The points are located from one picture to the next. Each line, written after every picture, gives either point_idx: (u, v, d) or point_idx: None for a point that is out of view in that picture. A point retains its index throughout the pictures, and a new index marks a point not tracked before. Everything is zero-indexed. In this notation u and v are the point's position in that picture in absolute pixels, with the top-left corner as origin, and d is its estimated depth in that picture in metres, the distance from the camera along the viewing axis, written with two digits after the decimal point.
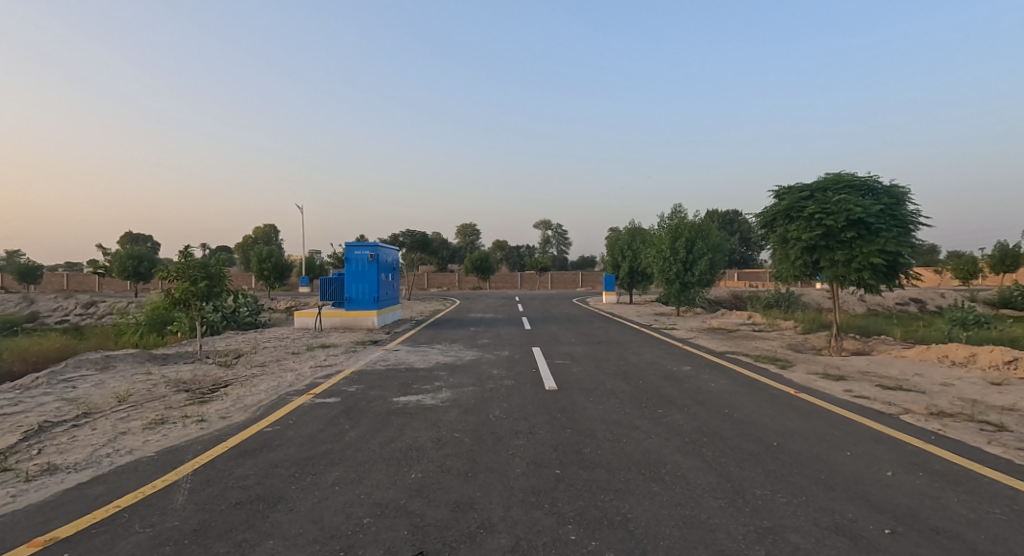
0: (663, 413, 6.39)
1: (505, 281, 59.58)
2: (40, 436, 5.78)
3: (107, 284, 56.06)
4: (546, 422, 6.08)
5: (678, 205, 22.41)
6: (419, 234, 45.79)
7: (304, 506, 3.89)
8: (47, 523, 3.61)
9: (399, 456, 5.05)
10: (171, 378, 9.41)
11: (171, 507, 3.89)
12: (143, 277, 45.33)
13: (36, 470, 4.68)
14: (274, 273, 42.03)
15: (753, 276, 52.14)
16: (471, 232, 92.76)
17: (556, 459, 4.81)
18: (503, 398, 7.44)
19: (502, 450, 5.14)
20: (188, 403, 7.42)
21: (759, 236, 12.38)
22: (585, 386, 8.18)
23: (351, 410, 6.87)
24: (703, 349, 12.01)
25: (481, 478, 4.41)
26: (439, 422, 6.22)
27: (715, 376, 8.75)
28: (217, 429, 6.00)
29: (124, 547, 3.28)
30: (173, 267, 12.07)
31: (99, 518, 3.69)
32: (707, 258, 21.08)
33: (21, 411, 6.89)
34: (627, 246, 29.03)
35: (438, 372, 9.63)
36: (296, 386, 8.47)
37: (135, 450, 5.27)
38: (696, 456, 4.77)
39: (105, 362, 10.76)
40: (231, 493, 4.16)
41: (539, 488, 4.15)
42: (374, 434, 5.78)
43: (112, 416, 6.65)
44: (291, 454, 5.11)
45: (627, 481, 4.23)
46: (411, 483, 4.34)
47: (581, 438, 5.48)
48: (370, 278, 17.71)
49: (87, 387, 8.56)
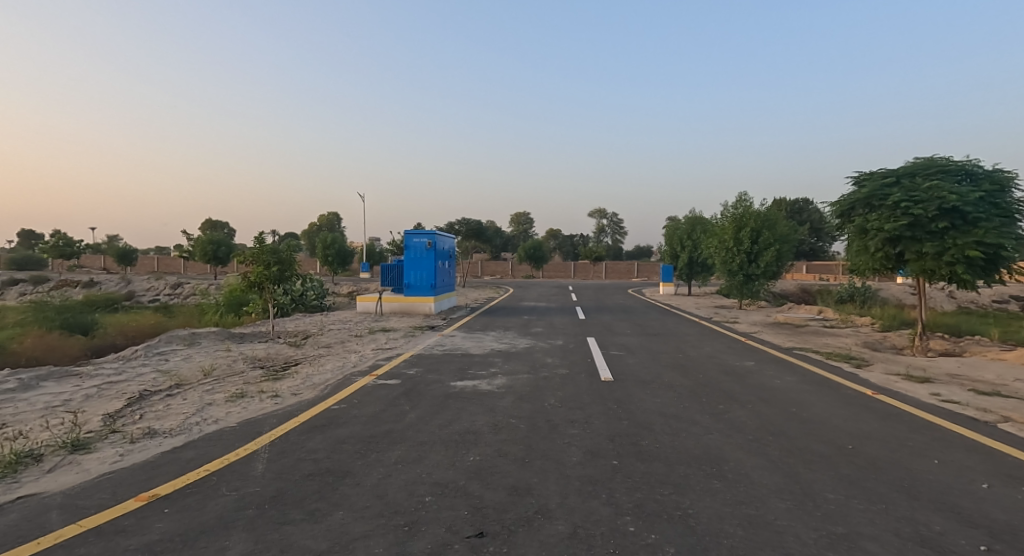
0: (724, 409, 6.18)
1: (558, 270, 59.23)
2: (140, 403, 6.35)
3: (191, 265, 60.54)
4: (602, 412, 6.03)
5: (743, 194, 21.33)
6: (474, 223, 46.90)
7: (370, 482, 4.08)
8: (148, 481, 3.97)
9: (456, 439, 5.17)
10: (247, 354, 10.12)
11: (251, 474, 4.18)
12: (222, 261, 48.38)
13: (138, 433, 5.16)
14: (337, 259, 43.96)
15: (825, 269, 49.65)
16: (524, 221, 92.61)
17: (613, 450, 4.78)
18: (558, 387, 7.45)
19: (557, 439, 5.14)
20: (263, 379, 7.95)
21: (835, 226, 11.65)
22: (642, 377, 8.03)
23: (411, 392, 7.11)
24: (768, 344, 11.51)
25: (537, 465, 4.45)
26: (494, 408, 6.31)
27: (781, 372, 8.36)
28: (289, 405, 6.39)
29: (213, 507, 3.55)
30: (250, 251, 12.89)
31: (192, 479, 4.03)
32: (775, 249, 20.02)
33: (124, 379, 7.62)
34: (687, 236, 28.18)
35: (493, 358, 9.76)
36: (360, 367, 8.86)
37: (220, 420, 5.70)
38: (761, 455, 4.59)
39: (191, 338, 11.66)
40: (304, 465, 4.42)
41: (595, 478, 4.14)
42: (432, 416, 5.95)
43: (199, 388, 7.22)
44: (356, 431, 5.36)
45: (686, 476, 4.14)
46: (469, 466, 4.45)
47: (637, 430, 5.40)
48: (428, 265, 18.09)
49: (177, 361, 9.35)
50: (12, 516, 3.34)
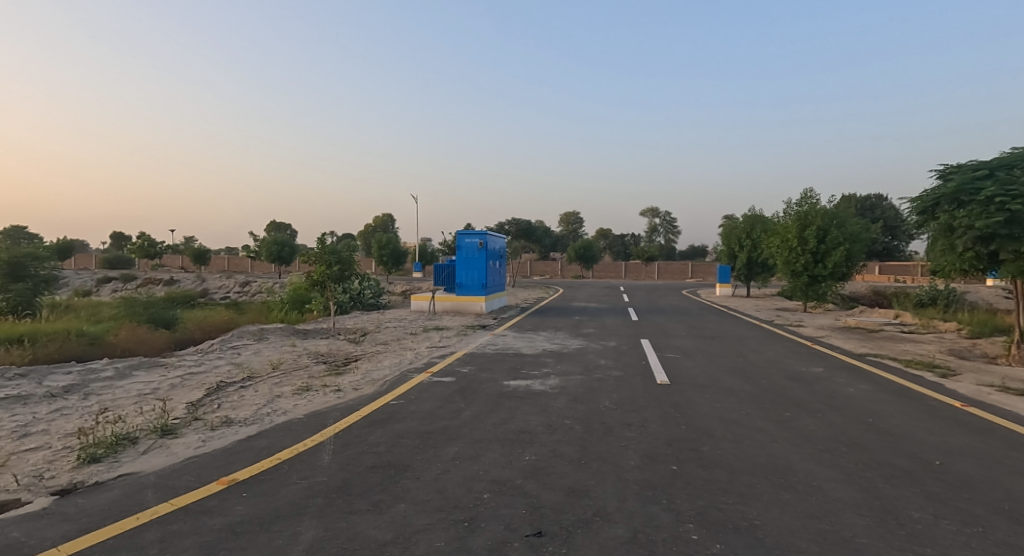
0: (791, 417, 5.88)
1: (609, 270, 58.46)
2: (218, 393, 6.78)
3: (258, 265, 63.94)
4: (659, 416, 5.89)
5: (809, 190, 20.24)
6: (524, 222, 47.41)
7: (429, 476, 4.17)
8: (228, 466, 4.24)
9: (511, 437, 5.20)
10: (311, 350, 10.61)
11: (319, 464, 4.37)
12: (286, 261, 50.77)
13: (217, 421, 5.51)
14: (391, 259, 45.26)
15: (902, 269, 46.36)
16: (574, 219, 91.67)
17: (672, 455, 4.66)
18: (612, 388, 7.33)
19: (613, 441, 5.06)
20: (326, 373, 8.31)
21: (915, 223, 10.87)
22: (700, 382, 7.78)
23: (465, 390, 7.21)
24: (837, 349, 10.87)
25: (594, 467, 4.41)
26: (548, 408, 6.29)
27: (853, 380, 7.87)
28: (351, 399, 6.64)
29: (285, 494, 3.74)
30: (312, 252, 13.47)
31: (266, 466, 4.27)
32: (844, 248, 18.88)
33: (203, 371, 8.17)
34: (745, 235, 27.09)
35: (545, 359, 9.74)
36: (415, 364, 9.08)
37: (288, 411, 6.00)
38: (834, 467, 4.34)
39: (260, 333, 12.34)
40: (366, 457, 4.58)
41: (654, 483, 4.05)
42: (487, 414, 6.01)
43: (269, 381, 7.64)
44: (414, 426, 5.49)
45: (751, 486, 3.98)
46: (525, 465, 4.45)
47: (697, 435, 5.24)
48: (480, 265, 18.29)
49: (249, 355, 9.93)
50: (114, 492, 3.65)
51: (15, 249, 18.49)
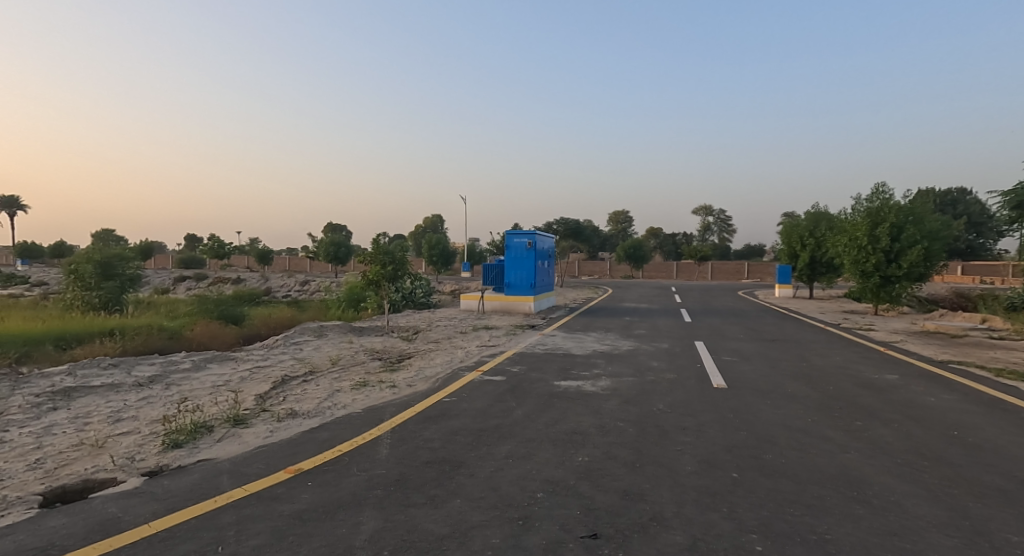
0: (863, 426, 5.53)
1: (661, 270, 57.17)
2: (283, 386, 7.12)
3: (317, 265, 66.60)
4: (717, 421, 5.69)
5: (881, 185, 19.00)
6: (573, 222, 47.11)
7: (483, 473, 4.20)
8: (294, 456, 4.43)
9: (563, 438, 5.16)
10: (367, 347, 10.95)
11: (377, 457, 4.50)
12: (342, 261, 52.59)
13: (283, 412, 5.77)
14: (441, 259, 46.04)
15: (988, 269, 42.76)
16: (623, 219, 90.17)
17: (732, 462, 4.48)
18: (666, 391, 7.15)
19: (669, 445, 4.93)
20: (382, 370, 8.56)
21: (1008, 219, 10.01)
22: (760, 387, 7.45)
23: (516, 389, 7.23)
24: (913, 355, 10.15)
25: (649, 471, 4.30)
26: (600, 409, 6.21)
27: (933, 389, 7.31)
28: (406, 395, 6.79)
29: (347, 484, 3.87)
30: (368, 252, 13.89)
31: (329, 457, 4.43)
32: (921, 247, 17.62)
33: (270, 365, 8.61)
34: (808, 233, 25.79)
35: (596, 360, 9.62)
36: (466, 362, 9.20)
37: (348, 405, 6.22)
38: (913, 482, 4.05)
39: (320, 330, 12.86)
40: (422, 452, 4.66)
41: (714, 490, 3.91)
42: (538, 414, 5.99)
43: (329, 375, 7.94)
44: (467, 424, 5.55)
45: (821, 498, 3.76)
46: (578, 466, 4.41)
47: (759, 442, 5.02)
48: (528, 265, 18.30)
49: (310, 350, 10.38)
50: (194, 476, 3.89)
51: (105, 250, 20.14)
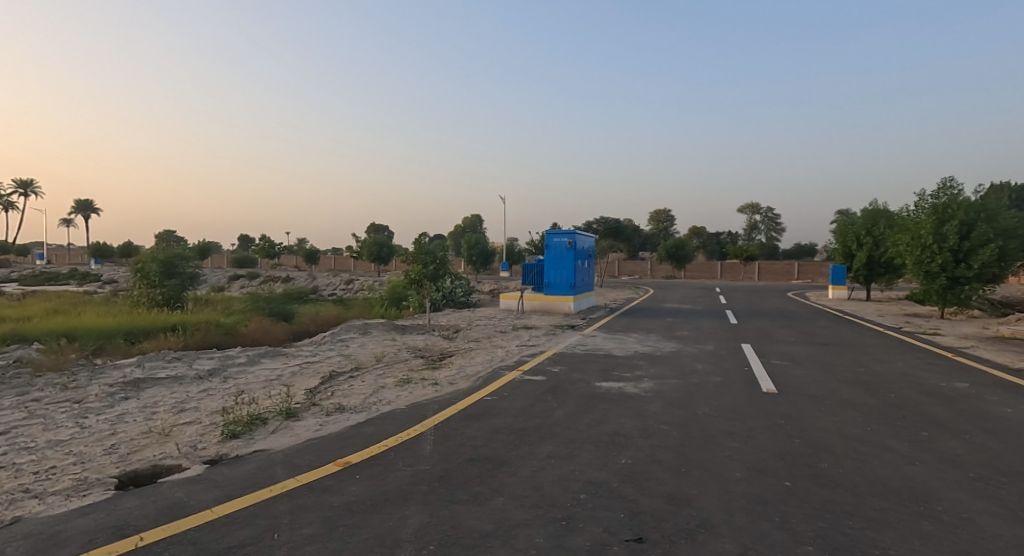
0: (928, 437, 5.22)
1: (704, 270, 55.76)
2: (331, 381, 7.35)
3: (361, 264, 68.31)
4: (767, 428, 5.50)
5: (948, 180, 17.86)
6: (613, 221, 46.55)
7: (525, 473, 4.20)
8: (342, 449, 4.57)
9: (606, 439, 5.11)
10: (410, 344, 11.16)
11: (421, 453, 4.58)
12: (385, 260, 53.73)
13: (331, 407, 5.96)
14: (480, 259, 46.39)
15: None
16: (664, 218, 88.36)
17: (783, 470, 4.32)
18: (712, 395, 6.96)
19: (716, 450, 4.80)
20: (424, 367, 8.71)
21: None
22: (813, 392, 7.15)
23: (557, 389, 7.20)
24: (983, 363, 9.51)
25: (696, 476, 4.21)
26: (643, 411, 6.11)
27: (1007, 399, 6.83)
28: (448, 393, 6.88)
29: (393, 479, 3.95)
30: (410, 252, 14.14)
31: (376, 451, 4.55)
32: (993, 246, 16.47)
33: (318, 360, 8.91)
34: (866, 232, 24.55)
35: (638, 361, 9.47)
36: (507, 361, 9.24)
37: (392, 401, 6.35)
38: (985, 498, 3.79)
39: (364, 327, 13.19)
40: (465, 449, 4.72)
41: (765, 498, 3.78)
42: (579, 415, 5.95)
43: (374, 372, 8.15)
44: (509, 423, 5.57)
45: (882, 511, 3.58)
46: (622, 468, 4.35)
47: (813, 450, 4.82)
48: (568, 264, 18.19)
49: (355, 347, 10.67)
50: (251, 465, 4.07)
51: (170, 249, 21.26)
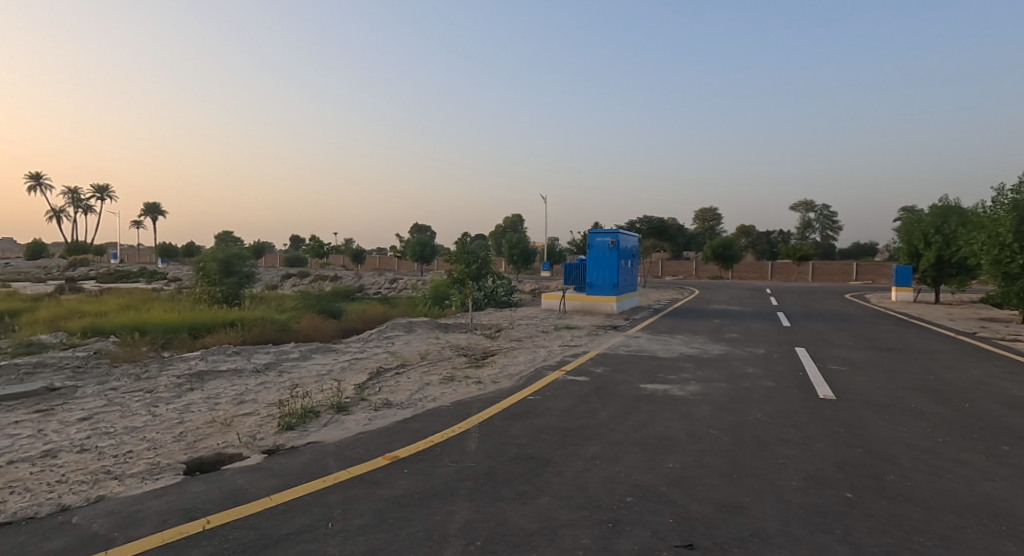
0: (1006, 451, 4.87)
1: (754, 270, 53.86)
2: (378, 377, 7.55)
3: (405, 263, 69.75)
4: (825, 436, 5.26)
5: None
6: (657, 220, 45.60)
7: (570, 473, 4.19)
8: (391, 444, 4.69)
9: (652, 442, 5.03)
10: (453, 343, 11.32)
11: (466, 450, 4.63)
12: (428, 260, 54.69)
13: (379, 402, 6.12)
14: (521, 259, 46.46)
15: None
16: (710, 216, 85.92)
17: (843, 481, 4.13)
18: (764, 400, 6.73)
19: (769, 457, 4.64)
20: (467, 366, 8.81)
21: None
22: (875, 400, 6.79)
23: (600, 390, 7.13)
24: None
25: (748, 483, 4.08)
26: (691, 415, 5.97)
27: None
28: (492, 391, 6.93)
29: (439, 474, 4.02)
30: (453, 252, 14.32)
31: (423, 447, 4.64)
32: None
33: (365, 357, 9.17)
34: (934, 230, 23.07)
35: (684, 363, 9.25)
36: (549, 361, 9.22)
37: (437, 398, 6.46)
38: None
39: (409, 325, 13.47)
40: (509, 448, 4.74)
41: (824, 509, 3.63)
42: (624, 417, 5.87)
43: (419, 369, 8.31)
44: (552, 423, 5.56)
45: (954, 528, 3.37)
46: (669, 472, 4.27)
47: (876, 461, 4.58)
48: (611, 264, 17.96)
49: (400, 344, 10.92)
50: (305, 457, 4.23)
51: (228, 250, 22.34)
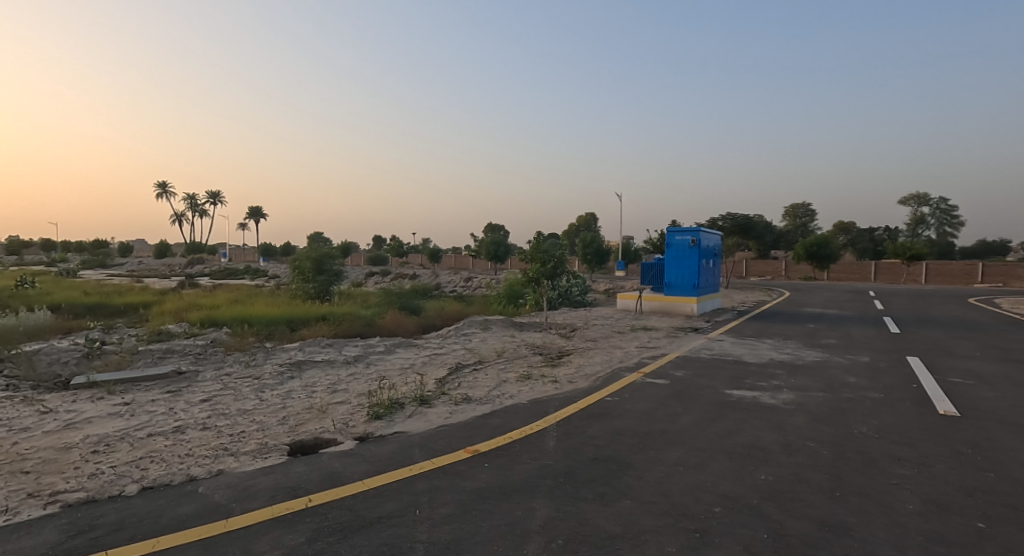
0: None
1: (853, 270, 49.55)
2: (458, 372, 7.76)
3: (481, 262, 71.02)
4: (944, 456, 4.74)
5: None
6: (741, 216, 43.18)
7: (653, 478, 4.08)
8: (472, 438, 4.80)
9: (741, 452, 4.78)
10: (528, 341, 11.39)
11: (546, 448, 4.64)
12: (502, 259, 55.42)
13: (459, 397, 6.30)
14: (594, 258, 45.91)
15: None
16: (802, 213, 80.04)
17: (968, 508, 3.71)
18: (869, 413, 6.18)
19: (878, 476, 4.26)
20: (543, 364, 8.83)
21: None
22: (1007, 419, 6.02)
23: (682, 394, 6.88)
24: None
25: (853, 502, 3.77)
26: (783, 425, 5.60)
27: None
28: (569, 390, 6.90)
29: (520, 471, 4.06)
30: (527, 251, 14.40)
31: (503, 443, 4.71)
32: None
33: (444, 352, 9.46)
34: None
35: (775, 370, 8.69)
36: (627, 363, 9.03)
37: (515, 396, 6.54)
38: None
39: (485, 323, 13.73)
40: (588, 448, 4.70)
41: (945, 538, 3.28)
42: (709, 423, 5.62)
43: (496, 366, 8.45)
44: (632, 425, 5.44)
45: None
46: (761, 485, 4.04)
47: (1008, 489, 4.07)
48: (691, 264, 17.27)
49: (477, 341, 11.16)
50: (394, 445, 4.44)
51: (320, 250, 23.93)
